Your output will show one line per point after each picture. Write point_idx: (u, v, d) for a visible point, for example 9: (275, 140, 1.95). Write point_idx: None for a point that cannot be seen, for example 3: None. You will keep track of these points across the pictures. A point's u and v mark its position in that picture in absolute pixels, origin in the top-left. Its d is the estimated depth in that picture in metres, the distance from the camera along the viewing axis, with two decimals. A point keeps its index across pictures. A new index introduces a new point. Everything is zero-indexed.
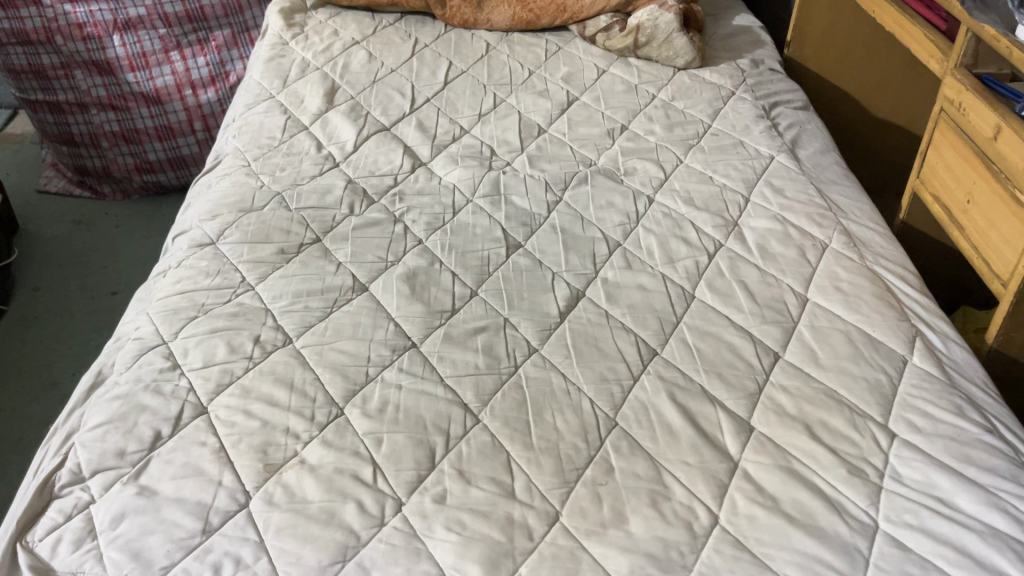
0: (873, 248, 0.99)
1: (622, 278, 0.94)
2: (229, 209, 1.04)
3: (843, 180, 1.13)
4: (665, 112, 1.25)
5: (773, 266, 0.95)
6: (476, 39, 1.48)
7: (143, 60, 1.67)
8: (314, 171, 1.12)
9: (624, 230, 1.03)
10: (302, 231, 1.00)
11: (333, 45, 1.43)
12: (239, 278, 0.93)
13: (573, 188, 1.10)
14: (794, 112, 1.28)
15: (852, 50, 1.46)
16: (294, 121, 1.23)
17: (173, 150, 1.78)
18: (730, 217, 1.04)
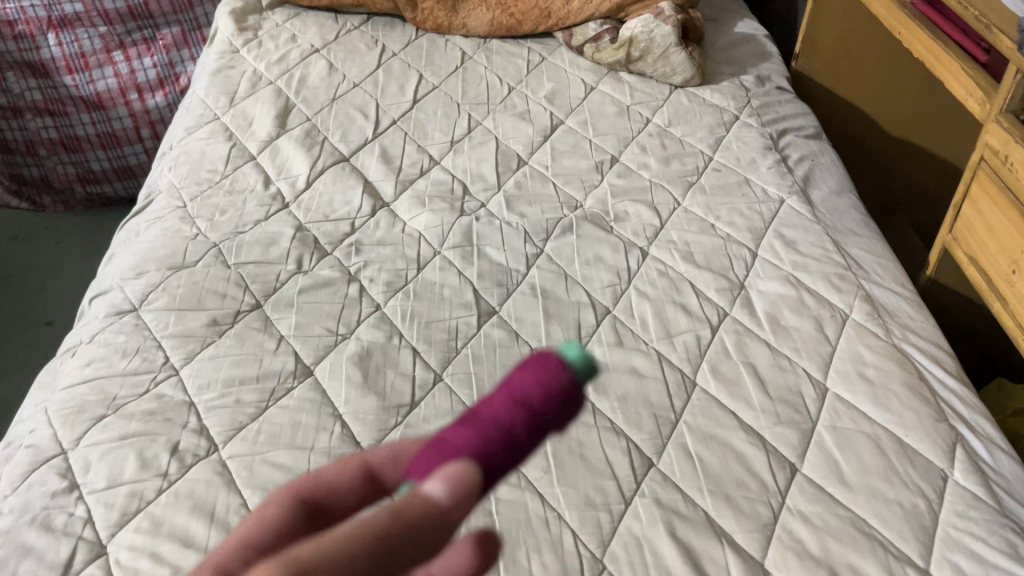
0: (901, 318, 0.86)
1: (613, 358, 0.81)
2: (156, 264, 0.89)
3: (864, 228, 0.99)
4: (661, 142, 1.11)
5: (786, 345, 0.82)
6: (450, 46, 1.33)
7: (82, 61, 1.50)
8: (259, 214, 0.97)
9: (614, 292, 0.89)
10: (239, 296, 0.86)
11: (289, 54, 1.27)
12: (162, 359, 0.79)
13: (556, 238, 0.96)
14: (806, 141, 1.13)
15: (864, 64, 1.33)
16: (240, 149, 1.07)
17: (118, 159, 1.61)
18: (736, 278, 0.90)
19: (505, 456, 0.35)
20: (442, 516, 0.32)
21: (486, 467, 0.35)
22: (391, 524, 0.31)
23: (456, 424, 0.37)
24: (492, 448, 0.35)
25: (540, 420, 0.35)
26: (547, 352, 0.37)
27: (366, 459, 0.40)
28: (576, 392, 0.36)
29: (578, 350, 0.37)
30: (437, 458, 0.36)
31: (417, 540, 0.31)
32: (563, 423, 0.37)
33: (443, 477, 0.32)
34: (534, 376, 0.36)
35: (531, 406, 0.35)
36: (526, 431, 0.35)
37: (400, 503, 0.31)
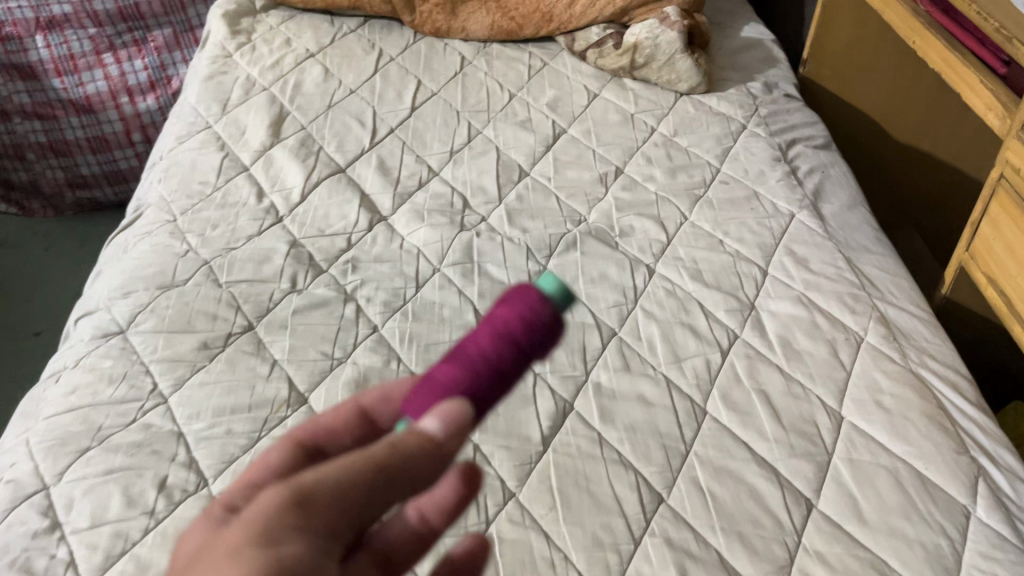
0: (917, 341, 0.83)
1: (619, 384, 0.78)
2: (145, 283, 0.86)
3: (877, 244, 0.96)
4: (666, 153, 1.08)
5: (799, 371, 0.79)
6: (449, 51, 1.29)
7: (70, 63, 1.46)
8: (252, 229, 0.94)
9: (619, 313, 0.86)
10: (230, 317, 0.83)
11: (283, 59, 1.23)
12: (150, 385, 0.76)
13: (559, 255, 0.93)
14: (816, 151, 1.10)
15: (874, 69, 1.29)
16: (232, 160, 1.04)
17: (108, 164, 1.57)
18: (746, 297, 0.87)
19: (491, 386, 0.41)
20: (437, 446, 0.39)
21: (473, 398, 0.41)
22: (391, 452, 0.37)
23: (444, 362, 0.43)
24: (479, 380, 0.41)
25: (521, 354, 0.41)
26: (522, 288, 0.42)
27: (360, 402, 0.48)
28: (551, 322, 0.42)
29: (549, 280, 0.43)
30: (433, 391, 0.42)
31: (417, 464, 0.38)
32: (543, 349, 0.42)
33: (439, 416, 0.39)
34: (513, 309, 0.41)
35: (513, 339, 0.41)
36: (506, 365, 0.41)
37: (403, 439, 0.38)
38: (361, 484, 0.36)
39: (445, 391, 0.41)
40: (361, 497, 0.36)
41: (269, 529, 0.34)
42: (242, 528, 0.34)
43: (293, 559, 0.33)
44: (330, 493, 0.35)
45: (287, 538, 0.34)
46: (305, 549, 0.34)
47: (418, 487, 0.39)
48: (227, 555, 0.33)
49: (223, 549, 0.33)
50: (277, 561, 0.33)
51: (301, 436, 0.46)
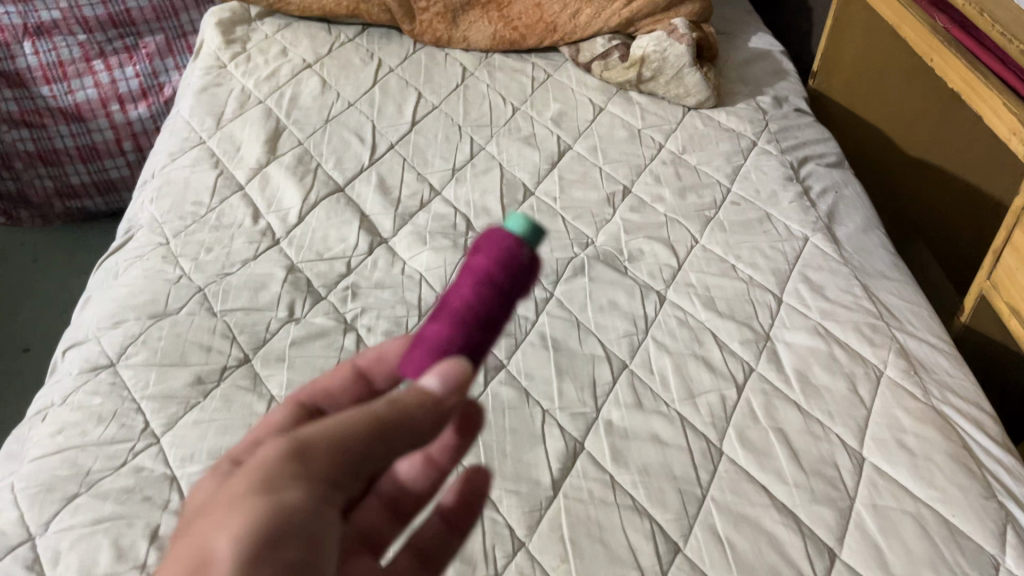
0: (938, 376, 0.81)
1: (632, 422, 0.75)
2: (136, 312, 0.82)
3: (893, 270, 0.93)
4: (675, 171, 1.05)
5: (818, 407, 0.77)
6: (450, 61, 1.26)
7: (60, 70, 1.42)
8: (247, 253, 0.91)
9: (630, 344, 0.83)
10: (225, 349, 0.79)
11: (279, 70, 1.20)
12: (142, 425, 0.72)
13: (567, 280, 0.90)
14: (828, 170, 1.07)
15: (885, 83, 1.26)
16: (227, 178, 1.01)
17: (99, 173, 1.53)
18: (760, 327, 0.84)
19: (483, 334, 0.46)
20: (435, 401, 0.43)
21: (464, 345, 0.46)
22: (388, 408, 0.42)
23: (434, 320, 0.47)
24: (470, 331, 0.46)
25: (504, 299, 0.46)
26: (493, 232, 0.47)
27: (358, 364, 0.53)
28: (528, 261, 0.46)
29: (516, 218, 0.47)
30: (426, 348, 0.47)
31: (412, 418, 0.42)
32: (523, 286, 0.47)
33: (438, 375, 0.43)
34: (491, 256, 0.45)
35: (492, 283, 0.45)
36: (491, 312, 0.46)
37: (404, 396, 0.43)
38: (359, 437, 0.40)
39: (442, 347, 0.46)
40: (358, 447, 0.40)
41: (274, 477, 0.38)
42: (248, 477, 0.38)
43: (294, 503, 0.38)
44: (328, 445, 0.39)
45: (289, 485, 0.38)
46: (306, 495, 0.38)
47: (415, 438, 0.43)
48: (235, 501, 0.37)
49: (232, 494, 0.38)
50: (279, 503, 0.37)
51: (302, 399, 0.51)
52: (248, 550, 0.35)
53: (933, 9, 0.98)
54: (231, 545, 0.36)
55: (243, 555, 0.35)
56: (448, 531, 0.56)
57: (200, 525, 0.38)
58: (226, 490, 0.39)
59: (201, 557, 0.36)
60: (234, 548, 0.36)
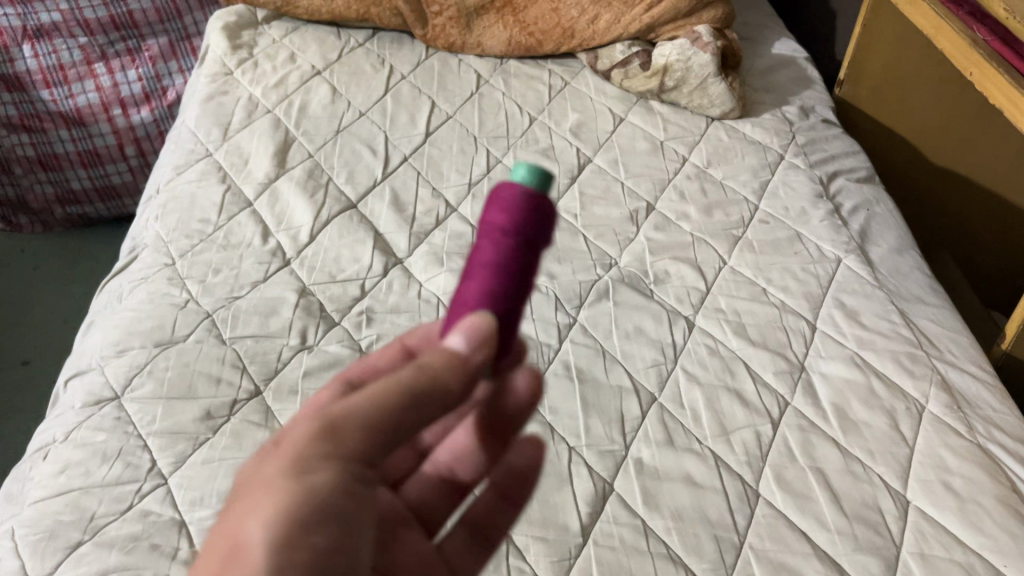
0: (982, 410, 0.77)
1: (663, 461, 0.71)
2: (141, 339, 0.79)
3: (930, 294, 0.90)
4: (701, 186, 1.01)
5: (857, 445, 0.73)
6: (464, 68, 1.22)
7: (60, 74, 1.38)
8: (257, 274, 0.87)
9: (659, 374, 0.79)
10: (235, 380, 0.76)
11: (288, 77, 1.16)
12: (149, 464, 0.69)
13: (591, 304, 0.86)
14: (859, 186, 1.03)
15: (914, 91, 1.22)
16: (235, 194, 0.97)
17: (100, 178, 1.49)
18: (794, 357, 0.81)
19: (514, 287, 0.46)
20: (461, 358, 0.44)
21: (494, 301, 0.46)
22: (413, 376, 0.42)
23: (463, 282, 0.48)
24: (499, 285, 0.46)
25: (525, 247, 0.46)
26: (499, 186, 0.47)
27: (405, 342, 0.53)
28: (541, 205, 0.47)
29: (519, 167, 0.48)
30: (458, 310, 0.47)
31: (439, 383, 0.42)
32: (542, 235, 0.47)
33: (464, 334, 0.44)
34: (505, 209, 0.46)
35: (511, 233, 0.45)
36: (516, 262, 0.46)
37: (433, 360, 0.43)
38: (385, 413, 0.41)
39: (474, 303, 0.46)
40: (388, 424, 0.41)
41: (304, 458, 0.40)
42: (280, 459, 0.40)
43: (323, 487, 0.39)
44: (357, 422, 0.40)
45: (320, 466, 0.39)
46: (337, 475, 0.40)
47: (445, 403, 0.43)
48: (267, 485, 0.39)
49: (264, 476, 0.39)
50: (310, 487, 0.39)
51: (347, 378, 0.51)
52: (280, 535, 0.37)
53: (974, 22, 0.94)
54: (263, 532, 0.37)
55: (274, 541, 0.37)
56: (502, 504, 0.58)
57: (236, 506, 0.40)
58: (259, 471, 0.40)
59: (235, 541, 0.38)
60: (264, 533, 0.38)
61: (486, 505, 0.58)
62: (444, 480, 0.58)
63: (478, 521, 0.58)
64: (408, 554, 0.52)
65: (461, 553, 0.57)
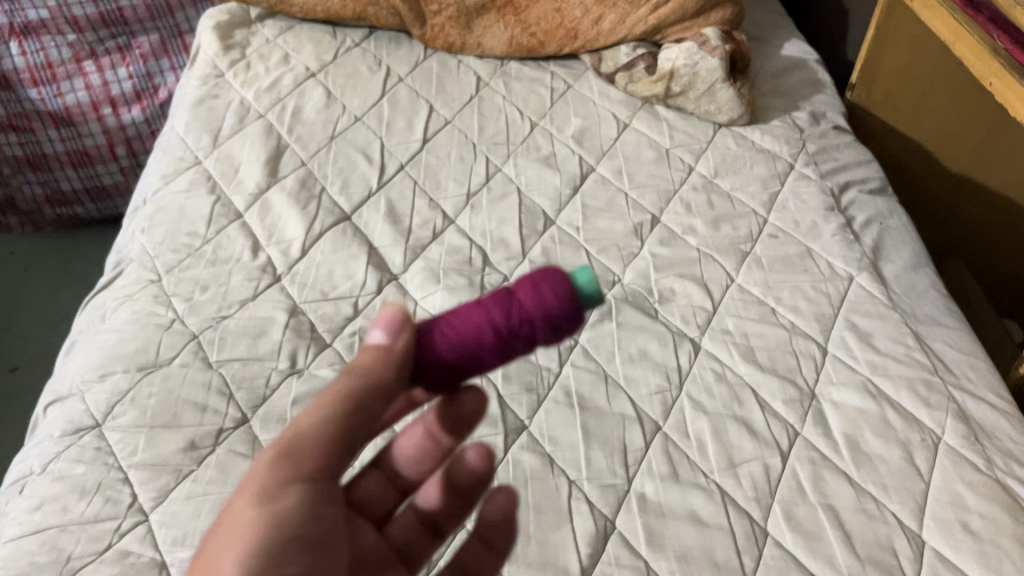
0: (1001, 443, 0.74)
1: (668, 498, 0.68)
2: (123, 362, 0.76)
3: (946, 315, 0.86)
4: (707, 198, 0.97)
5: (871, 480, 0.70)
6: (463, 70, 1.18)
7: (48, 72, 1.34)
8: (246, 292, 0.84)
9: (663, 401, 0.76)
10: (221, 408, 0.73)
11: (281, 79, 1.12)
12: (129, 499, 0.66)
13: (593, 325, 0.82)
14: (872, 198, 0.99)
15: (928, 96, 1.18)
16: (224, 205, 0.93)
17: (91, 179, 1.46)
18: (805, 384, 0.78)
19: (477, 355, 0.45)
20: (383, 348, 0.45)
21: (467, 343, 0.44)
22: (348, 381, 0.45)
23: (460, 307, 0.46)
24: (466, 340, 0.44)
25: (511, 337, 0.43)
26: (556, 271, 0.44)
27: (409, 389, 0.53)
28: (563, 302, 0.43)
29: (589, 278, 0.44)
30: (434, 324, 0.46)
31: (377, 386, 0.45)
32: (553, 331, 0.44)
33: (388, 328, 0.46)
34: (532, 287, 0.43)
35: (514, 309, 0.43)
36: (496, 344, 0.44)
37: (365, 360, 0.45)
38: (332, 426, 0.44)
39: (442, 335, 0.45)
40: (336, 436, 0.44)
41: (267, 488, 0.42)
42: (245, 492, 0.42)
43: (287, 509, 0.42)
44: (311, 439, 0.44)
45: (283, 492, 0.42)
46: (298, 495, 0.43)
47: (385, 403, 0.46)
48: (236, 522, 0.41)
49: (232, 511, 0.42)
50: (278, 512, 0.42)
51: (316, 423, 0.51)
52: (252, 564, 0.40)
53: (992, 27, 0.91)
54: (235, 562, 0.40)
55: (248, 569, 0.39)
56: (486, 550, 0.57)
57: (206, 548, 0.42)
58: (224, 509, 0.42)
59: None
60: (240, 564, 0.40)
61: (471, 549, 0.58)
62: (423, 520, 0.59)
63: (461, 563, 0.58)
64: None
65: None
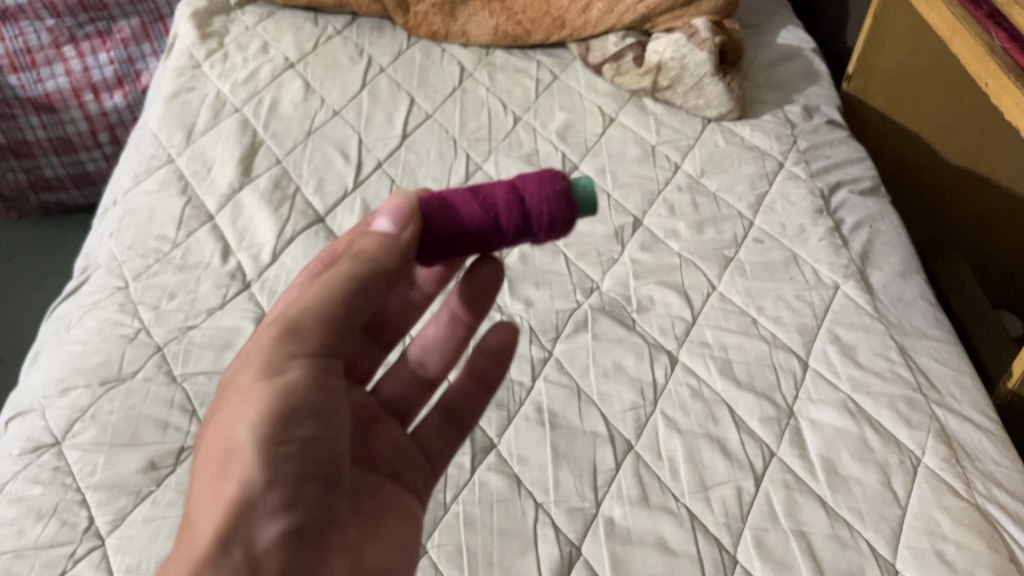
0: (982, 465, 0.72)
1: (636, 523, 0.67)
2: (86, 376, 0.74)
3: (932, 326, 0.84)
4: (692, 200, 0.94)
5: (845, 505, 0.68)
6: (447, 59, 1.14)
7: (28, 58, 1.32)
8: (214, 300, 0.82)
9: (637, 419, 0.74)
10: (184, 425, 0.71)
11: (258, 71, 1.09)
12: (86, 523, 0.65)
13: (568, 336, 0.80)
14: (863, 199, 0.96)
15: (929, 87, 1.14)
16: (195, 206, 0.91)
17: (74, 165, 1.44)
18: (783, 401, 0.75)
19: (483, 232, 0.50)
20: (392, 236, 0.50)
21: (482, 234, 0.50)
22: (353, 264, 0.49)
23: (469, 194, 0.51)
24: (479, 218, 0.50)
25: (520, 220, 0.50)
26: (563, 178, 0.51)
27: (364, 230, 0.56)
28: (573, 210, 0.51)
29: (590, 182, 0.52)
30: (442, 204, 0.51)
31: (384, 267, 0.49)
32: (560, 230, 0.52)
33: (402, 220, 0.50)
34: (548, 194, 0.50)
35: (535, 216, 0.50)
36: (511, 237, 0.51)
37: (373, 244, 0.49)
38: (331, 308, 0.48)
39: (456, 217, 0.51)
40: (338, 316, 0.48)
41: (274, 363, 0.47)
42: (253, 366, 0.47)
43: (294, 380, 0.47)
44: (315, 319, 0.48)
45: (288, 368, 0.47)
46: (301, 369, 0.48)
47: (388, 285, 0.50)
48: (248, 391, 0.47)
49: (243, 384, 0.47)
50: (282, 386, 0.47)
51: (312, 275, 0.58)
52: (262, 433, 0.45)
53: (991, 24, 0.88)
54: (250, 431, 0.45)
55: (259, 438, 0.45)
56: (477, 386, 0.67)
57: (221, 412, 0.48)
58: (234, 379, 0.48)
59: (227, 444, 0.46)
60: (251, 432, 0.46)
61: (460, 389, 0.66)
62: (412, 372, 0.67)
63: (451, 405, 0.66)
64: (386, 444, 0.60)
65: (434, 434, 0.65)
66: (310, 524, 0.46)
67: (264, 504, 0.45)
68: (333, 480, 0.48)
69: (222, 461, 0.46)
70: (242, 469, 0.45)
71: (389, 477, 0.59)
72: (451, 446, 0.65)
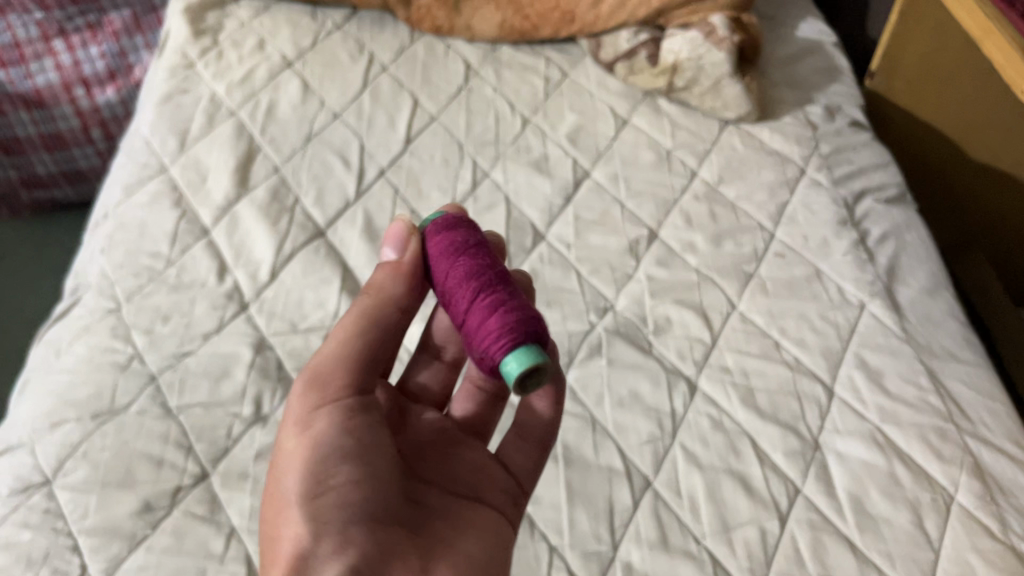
0: (1017, 501, 0.69)
1: (655, 568, 0.64)
2: (77, 410, 0.71)
3: (962, 348, 0.80)
4: (710, 210, 0.90)
5: (874, 548, 0.65)
6: (452, 56, 1.09)
7: (16, 52, 1.28)
8: (209, 324, 0.78)
9: (654, 452, 0.70)
10: (179, 462, 0.68)
11: (254, 71, 1.04)
12: (77, 570, 0.62)
13: (582, 362, 0.76)
14: (888, 209, 0.92)
15: (950, 84, 1.09)
16: (190, 221, 0.87)
17: (66, 162, 1.39)
18: (808, 433, 0.72)
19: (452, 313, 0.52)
20: (395, 267, 0.55)
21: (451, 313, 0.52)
22: (365, 304, 0.54)
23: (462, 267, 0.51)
24: (449, 298, 0.51)
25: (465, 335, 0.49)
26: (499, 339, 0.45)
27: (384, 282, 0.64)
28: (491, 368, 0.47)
29: (514, 366, 0.44)
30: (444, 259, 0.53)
31: (386, 297, 0.55)
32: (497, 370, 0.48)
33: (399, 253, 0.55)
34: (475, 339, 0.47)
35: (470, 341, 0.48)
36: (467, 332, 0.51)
37: (382, 283, 0.55)
38: (350, 350, 0.52)
39: (441, 281, 0.52)
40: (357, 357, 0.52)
41: (303, 416, 0.50)
42: (288, 424, 0.50)
43: (324, 427, 0.50)
44: (333, 364, 0.52)
45: (316, 418, 0.50)
46: (329, 416, 0.50)
47: (403, 319, 0.56)
48: (288, 451, 0.50)
49: (282, 445, 0.50)
50: (313, 436, 0.49)
51: None
52: (303, 483, 0.48)
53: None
54: (293, 486, 0.48)
55: (300, 489, 0.48)
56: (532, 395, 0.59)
57: (271, 476, 0.51)
58: (276, 441, 0.51)
59: (276, 500, 0.48)
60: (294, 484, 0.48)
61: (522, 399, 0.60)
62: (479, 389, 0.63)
63: (521, 420, 0.60)
64: (465, 467, 0.57)
65: (514, 452, 0.60)
66: (370, 559, 0.47)
67: (317, 551, 0.45)
68: (386, 515, 0.50)
69: (276, 522, 0.48)
70: (291, 525, 0.47)
71: (468, 499, 0.55)
72: (533, 462, 0.60)
